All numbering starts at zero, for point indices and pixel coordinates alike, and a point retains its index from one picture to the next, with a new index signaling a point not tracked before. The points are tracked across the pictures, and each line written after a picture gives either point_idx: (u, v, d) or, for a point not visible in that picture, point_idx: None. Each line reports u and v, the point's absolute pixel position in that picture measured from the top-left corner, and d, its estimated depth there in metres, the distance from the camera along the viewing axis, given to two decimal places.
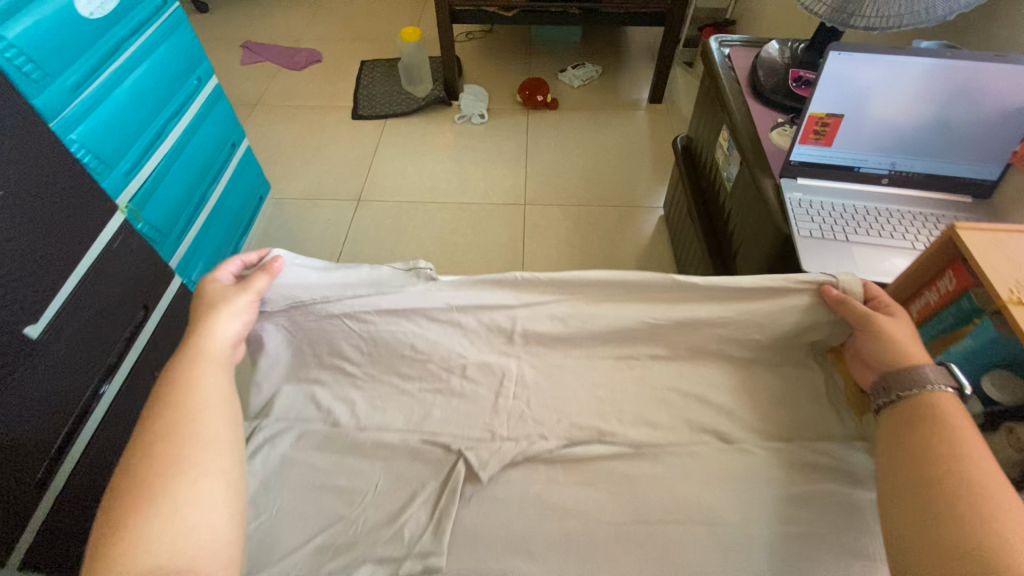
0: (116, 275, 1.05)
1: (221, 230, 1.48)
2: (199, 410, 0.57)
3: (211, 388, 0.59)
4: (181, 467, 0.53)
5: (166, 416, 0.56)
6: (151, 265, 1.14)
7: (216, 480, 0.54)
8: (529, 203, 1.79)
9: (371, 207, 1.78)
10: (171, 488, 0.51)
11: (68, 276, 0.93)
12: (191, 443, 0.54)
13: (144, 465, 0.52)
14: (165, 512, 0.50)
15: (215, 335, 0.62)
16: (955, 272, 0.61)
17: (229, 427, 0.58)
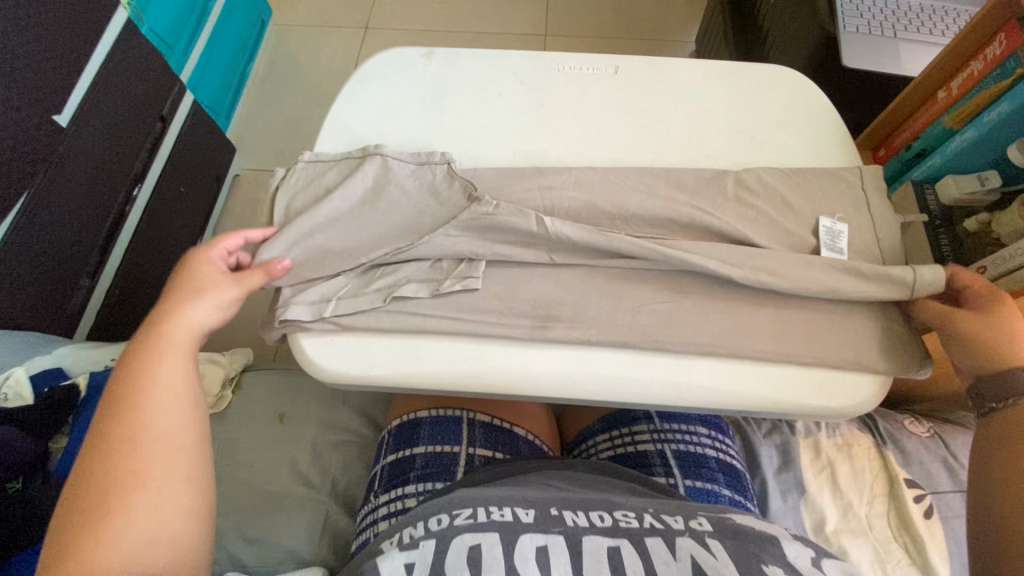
0: (130, 77, 1.00)
1: (227, 47, 1.39)
2: (150, 402, 0.42)
3: (179, 370, 0.44)
4: (139, 477, 0.38)
5: (120, 407, 0.41)
6: (163, 72, 1.08)
7: (181, 484, 0.40)
8: (550, 34, 1.66)
9: (383, 33, 1.65)
10: (136, 488, 0.38)
11: (86, 68, 0.91)
12: (141, 449, 0.40)
13: (92, 454, 0.39)
14: (120, 526, 0.36)
15: (185, 317, 0.46)
16: (1007, 33, 0.56)
17: (189, 425, 0.43)
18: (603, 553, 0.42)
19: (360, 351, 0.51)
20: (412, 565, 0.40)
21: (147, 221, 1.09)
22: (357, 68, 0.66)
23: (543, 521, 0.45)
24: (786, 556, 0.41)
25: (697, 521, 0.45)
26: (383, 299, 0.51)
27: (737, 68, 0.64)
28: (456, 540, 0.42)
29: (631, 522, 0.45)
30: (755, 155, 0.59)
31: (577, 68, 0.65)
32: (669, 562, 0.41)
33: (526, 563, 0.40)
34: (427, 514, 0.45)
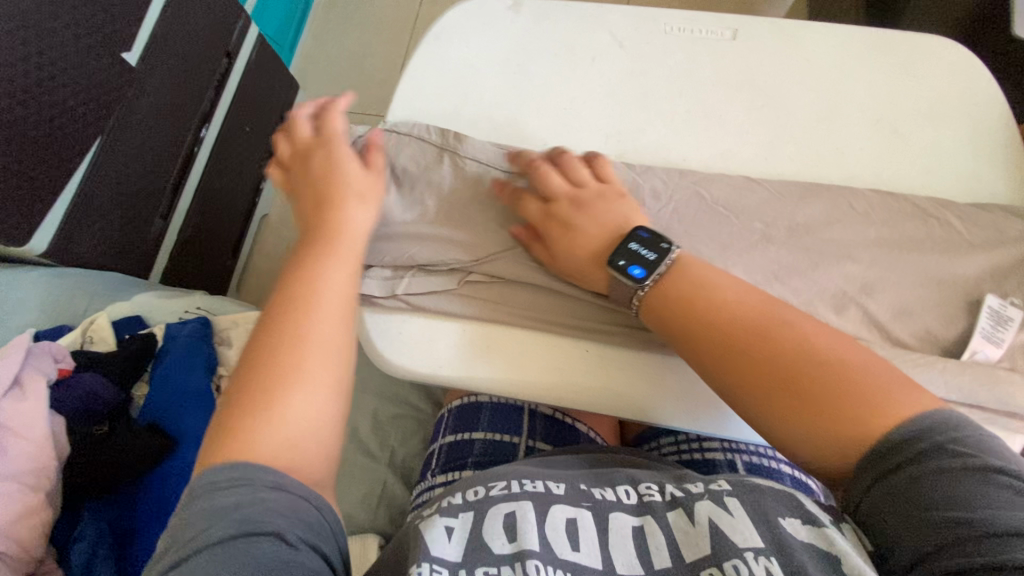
0: (195, 10, 0.97)
1: None
2: (308, 303, 0.41)
3: (338, 273, 0.43)
4: (294, 372, 0.38)
5: (289, 304, 0.41)
6: (226, 5, 1.04)
7: (332, 395, 0.39)
8: None
9: None
10: (291, 387, 0.38)
11: (152, 1, 0.87)
12: (306, 345, 0.39)
13: (268, 341, 0.39)
14: (278, 420, 0.36)
15: (345, 219, 0.46)
16: None
17: (340, 332, 0.41)
18: (629, 532, 0.39)
19: (412, 344, 0.48)
20: (451, 529, 0.39)
21: (215, 163, 1.09)
22: (435, 21, 0.59)
23: (574, 493, 0.42)
24: (806, 511, 0.38)
25: (717, 483, 0.41)
26: (456, 279, 0.49)
27: (885, 37, 0.54)
28: (492, 510, 0.40)
29: (653, 495, 0.41)
30: (896, 152, 0.50)
31: (687, 30, 0.55)
32: (689, 529, 0.38)
33: (557, 535, 0.38)
34: (466, 485, 0.43)
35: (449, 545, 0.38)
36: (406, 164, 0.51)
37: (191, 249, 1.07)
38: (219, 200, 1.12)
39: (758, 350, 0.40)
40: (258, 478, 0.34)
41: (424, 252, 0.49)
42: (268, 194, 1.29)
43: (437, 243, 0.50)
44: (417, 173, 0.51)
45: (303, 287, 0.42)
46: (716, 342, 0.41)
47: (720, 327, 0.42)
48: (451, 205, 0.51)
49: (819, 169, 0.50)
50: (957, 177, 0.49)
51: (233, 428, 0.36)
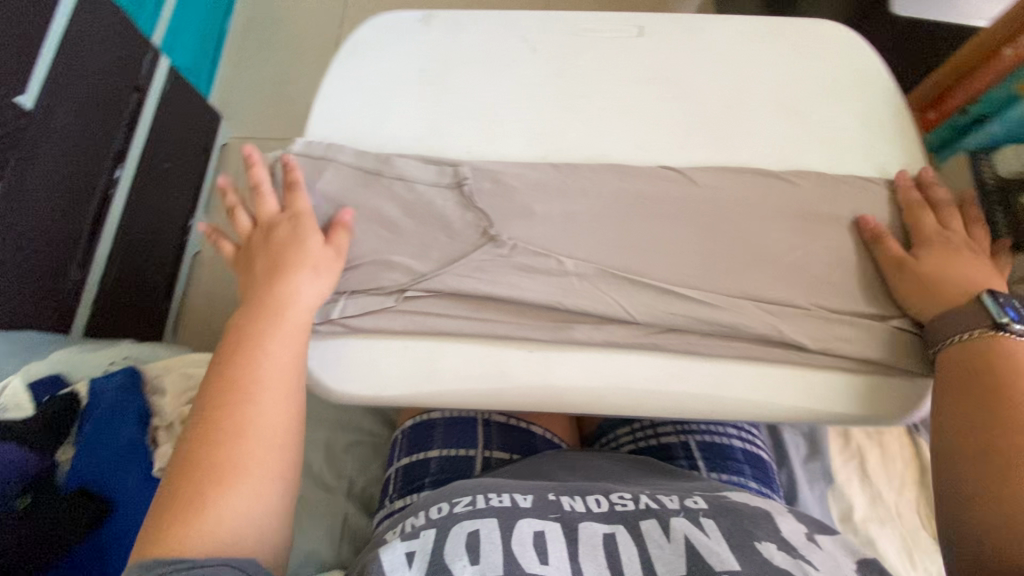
0: (95, 45, 0.92)
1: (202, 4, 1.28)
2: (247, 390, 0.40)
3: (285, 351, 0.43)
4: (239, 463, 0.38)
5: (224, 389, 0.40)
6: (130, 39, 0.99)
7: (280, 484, 0.39)
8: None
9: None
10: (235, 474, 0.37)
11: (46, 40, 0.83)
12: (246, 432, 0.39)
13: (206, 427, 0.39)
14: (223, 508, 0.36)
15: (294, 295, 0.44)
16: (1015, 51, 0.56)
17: (286, 419, 0.41)
18: (599, 538, 0.40)
19: (353, 368, 0.47)
20: (411, 554, 0.38)
21: (135, 204, 1.03)
22: (345, 39, 0.58)
23: (540, 505, 0.43)
24: (780, 531, 0.40)
25: (692, 499, 0.44)
26: (395, 297, 0.48)
27: (778, 24, 0.57)
28: (456, 527, 0.40)
29: (627, 504, 0.43)
30: (800, 130, 0.53)
31: (596, 31, 0.57)
32: (664, 545, 0.40)
33: (524, 548, 0.39)
34: (429, 503, 0.43)
35: (407, 573, 0.37)
36: (327, 187, 0.50)
37: (116, 298, 1.00)
38: (143, 243, 1.06)
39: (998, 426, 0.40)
40: (170, 559, 0.33)
41: (355, 275, 0.48)
42: (197, 231, 1.23)
43: (371, 265, 0.48)
44: (341, 194, 0.50)
45: (223, 369, 0.41)
46: (969, 414, 0.41)
47: (987, 412, 0.40)
48: (376, 223, 0.50)
49: (733, 152, 0.52)
50: (857, 148, 0.53)
51: (173, 514, 0.35)
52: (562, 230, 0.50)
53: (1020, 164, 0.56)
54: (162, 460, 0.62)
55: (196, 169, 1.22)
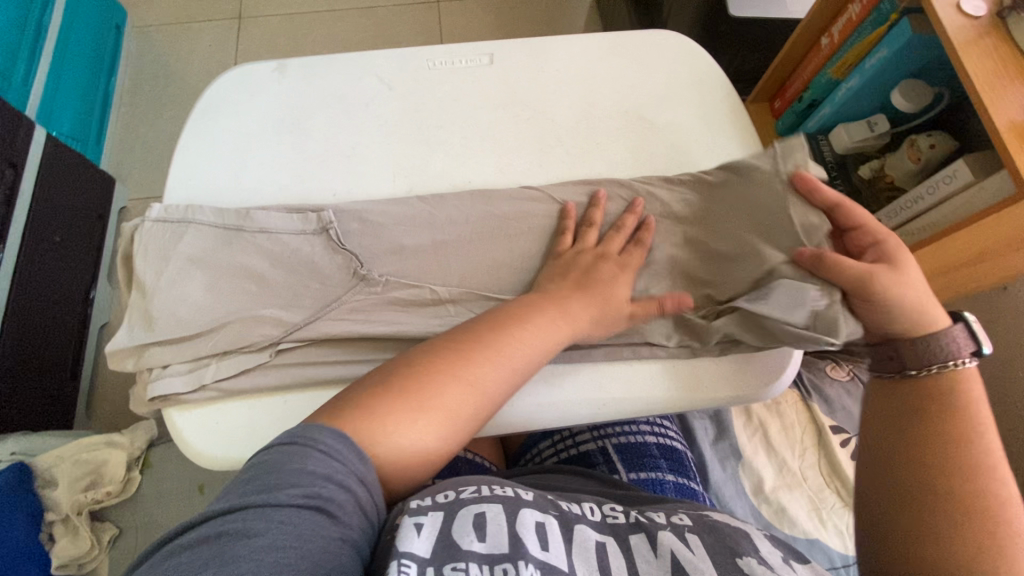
0: None
1: (79, 67, 1.24)
2: (519, 372, 0.42)
3: (553, 331, 0.45)
4: (438, 392, 0.39)
5: (504, 343, 0.43)
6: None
7: (468, 416, 0.40)
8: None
9: (257, 22, 1.46)
10: (433, 397, 0.39)
11: None
12: (471, 369, 0.41)
13: (441, 361, 0.41)
14: (409, 425, 0.38)
15: (564, 309, 0.46)
16: (826, 44, 0.62)
17: (513, 372, 0.42)
18: (591, 544, 0.40)
19: (231, 433, 0.46)
20: (421, 525, 0.37)
21: (24, 285, 0.97)
22: (200, 95, 0.58)
23: (541, 502, 0.43)
24: (759, 552, 0.40)
25: (679, 517, 0.44)
26: (268, 352, 0.47)
27: (617, 39, 0.60)
28: (463, 510, 0.39)
29: (618, 518, 0.44)
30: (648, 135, 0.56)
31: (448, 63, 0.59)
32: (651, 560, 0.39)
33: (527, 532, 0.38)
34: (437, 491, 0.42)
35: (417, 540, 0.36)
36: (191, 250, 0.49)
37: (14, 386, 0.94)
38: (39, 324, 1.00)
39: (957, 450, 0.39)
40: (304, 479, 0.33)
41: (227, 336, 0.47)
42: (103, 302, 1.18)
43: (242, 323, 0.47)
44: (206, 253, 0.49)
45: (513, 330, 0.43)
46: (907, 425, 0.41)
47: (940, 418, 0.40)
48: (241, 279, 0.49)
49: (589, 163, 0.55)
50: (702, 144, 0.56)
51: (389, 417, 0.38)
52: (434, 259, 0.51)
53: (850, 140, 0.61)
54: (60, 555, 0.59)
55: (93, 238, 1.17)
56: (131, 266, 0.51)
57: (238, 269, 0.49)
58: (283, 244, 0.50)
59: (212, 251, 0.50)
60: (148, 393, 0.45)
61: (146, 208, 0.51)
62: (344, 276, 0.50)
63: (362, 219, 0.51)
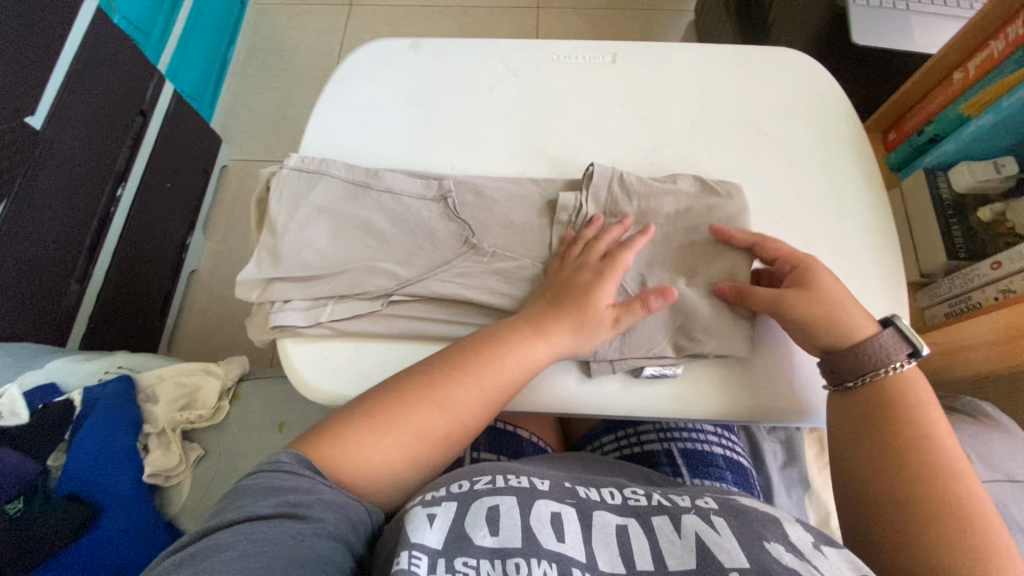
0: (104, 72, 0.97)
1: (206, 34, 1.34)
2: (482, 410, 0.46)
3: (520, 367, 0.47)
4: (395, 424, 0.44)
5: (455, 385, 0.46)
6: (137, 66, 1.05)
7: (417, 451, 0.44)
8: (540, 5, 1.53)
9: (366, 9, 1.54)
10: (389, 431, 0.44)
11: (57, 66, 0.88)
12: (427, 409, 0.45)
13: (401, 398, 0.45)
14: (367, 453, 0.43)
15: (531, 348, 0.47)
16: (956, 81, 0.62)
17: (468, 412, 0.46)
18: (612, 530, 0.41)
19: (345, 370, 0.49)
20: (432, 516, 0.40)
21: (134, 221, 1.06)
22: (341, 62, 0.62)
23: (558, 491, 0.44)
24: (788, 536, 0.40)
25: (703, 500, 0.44)
26: (381, 301, 0.50)
27: (740, 51, 0.61)
28: (476, 502, 0.41)
29: (640, 500, 0.44)
30: (762, 148, 0.57)
31: (572, 57, 0.61)
32: (674, 540, 0.40)
33: (542, 526, 0.40)
34: (450, 480, 0.44)
35: (429, 532, 0.38)
36: (321, 200, 0.53)
37: (114, 312, 1.03)
38: (141, 260, 1.09)
39: (931, 447, 0.43)
40: (284, 485, 0.39)
41: (344, 282, 0.51)
42: (195, 249, 1.26)
43: (359, 272, 0.51)
44: (335, 204, 0.53)
45: (466, 372, 0.46)
46: (897, 439, 0.44)
47: (909, 438, 0.44)
48: (361, 232, 0.52)
49: (700, 167, 0.56)
50: (816, 163, 0.56)
51: (347, 442, 0.43)
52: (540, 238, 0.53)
53: (971, 179, 0.59)
54: (153, 464, 0.64)
55: (196, 189, 1.26)
56: (263, 208, 0.55)
57: (360, 223, 0.53)
58: (403, 205, 0.53)
59: (339, 203, 0.53)
60: (271, 321, 0.49)
61: (285, 156, 0.55)
62: (455, 243, 0.52)
63: (476, 192, 0.54)
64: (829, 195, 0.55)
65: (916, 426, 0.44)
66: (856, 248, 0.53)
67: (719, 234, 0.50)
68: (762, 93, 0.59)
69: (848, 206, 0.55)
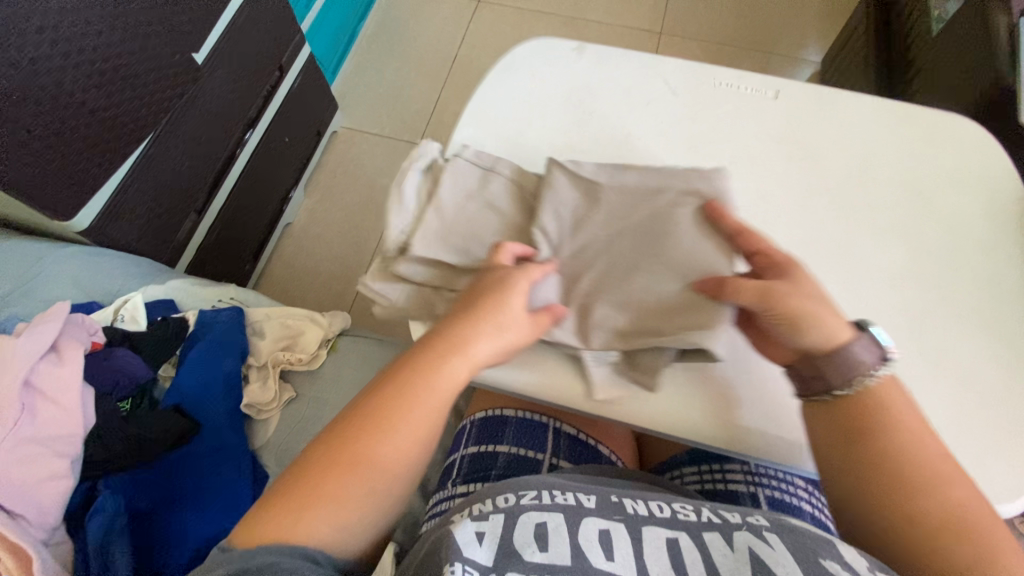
0: (260, 25, 1.04)
1: (344, 5, 1.41)
2: (421, 428, 0.45)
3: (432, 406, 0.45)
4: (344, 470, 0.42)
5: (386, 401, 0.45)
6: (286, 25, 1.12)
7: (374, 484, 0.43)
8: (663, 32, 1.53)
9: (493, 8, 1.58)
10: (337, 477, 0.42)
11: (224, 11, 0.95)
12: (366, 436, 0.43)
13: (337, 437, 0.43)
14: (322, 507, 0.41)
15: (471, 358, 0.45)
16: None
17: (414, 434, 0.44)
18: (663, 544, 0.40)
19: None
20: (481, 534, 0.39)
21: (252, 166, 1.13)
22: (505, 53, 0.64)
23: (605, 506, 0.43)
24: (844, 557, 0.38)
25: (754, 516, 0.42)
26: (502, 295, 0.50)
27: (913, 111, 0.59)
28: (523, 517, 0.41)
29: (689, 514, 0.43)
30: (922, 213, 0.55)
31: (733, 86, 0.61)
32: (727, 554, 0.39)
33: (591, 545, 0.40)
34: (495, 492, 0.44)
35: (479, 550, 0.38)
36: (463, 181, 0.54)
37: (217, 248, 1.08)
38: (249, 204, 1.15)
39: (940, 494, 0.41)
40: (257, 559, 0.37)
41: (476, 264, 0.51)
42: (294, 204, 1.32)
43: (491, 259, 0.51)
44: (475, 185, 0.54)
45: (388, 413, 0.44)
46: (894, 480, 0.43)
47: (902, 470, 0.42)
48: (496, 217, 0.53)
49: (853, 220, 0.54)
50: (979, 239, 0.54)
51: (298, 506, 0.40)
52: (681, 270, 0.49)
53: None
54: (251, 396, 0.67)
55: (307, 148, 1.32)
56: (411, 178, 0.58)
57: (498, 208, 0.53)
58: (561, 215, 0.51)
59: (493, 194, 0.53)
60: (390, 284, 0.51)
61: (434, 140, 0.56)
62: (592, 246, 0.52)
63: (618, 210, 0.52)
64: (989, 273, 0.52)
65: (901, 453, 0.42)
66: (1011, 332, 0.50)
67: (713, 212, 0.49)
68: (929, 157, 0.57)
69: (1009, 288, 0.52)
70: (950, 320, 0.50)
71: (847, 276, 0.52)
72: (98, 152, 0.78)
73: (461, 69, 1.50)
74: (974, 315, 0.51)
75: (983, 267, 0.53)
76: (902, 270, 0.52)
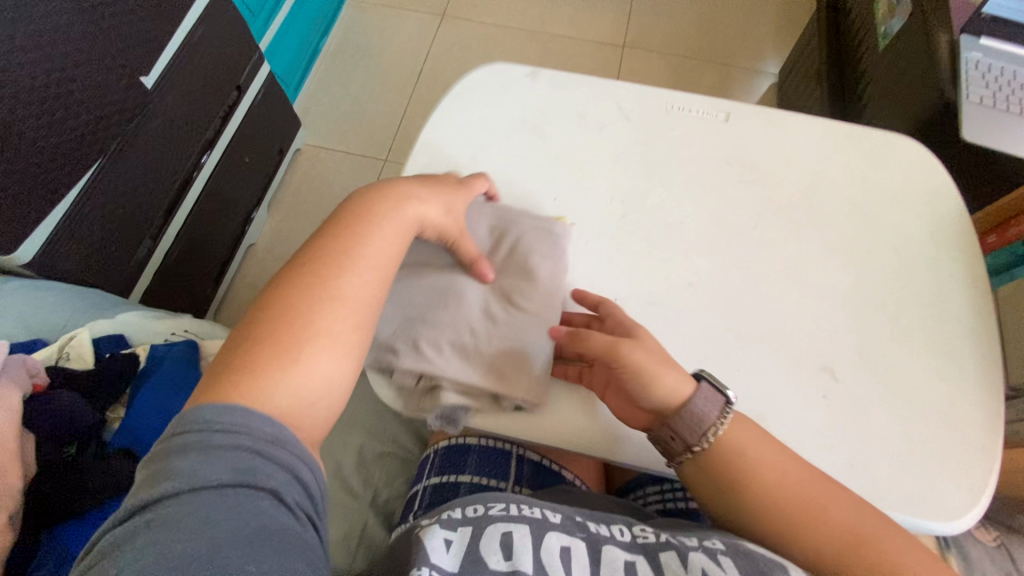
0: (215, 45, 1.02)
1: (305, 22, 1.39)
2: (379, 281, 0.46)
3: (379, 257, 0.47)
4: (309, 331, 0.42)
5: (330, 260, 0.45)
6: (243, 44, 1.10)
7: (345, 337, 0.43)
8: (626, 45, 1.55)
9: (457, 23, 1.58)
10: (304, 338, 0.41)
11: (176, 33, 0.93)
12: (326, 295, 0.43)
13: (289, 297, 0.43)
14: (290, 365, 0.40)
15: (411, 211, 0.50)
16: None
17: (373, 289, 0.46)
18: (620, 565, 0.40)
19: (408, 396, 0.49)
20: (449, 541, 0.39)
21: (210, 188, 1.10)
22: (460, 79, 0.64)
23: (569, 524, 0.43)
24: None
25: (711, 541, 0.43)
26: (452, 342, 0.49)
27: (857, 132, 0.61)
28: (490, 527, 0.41)
29: (648, 537, 0.43)
30: (867, 233, 0.56)
31: (686, 109, 0.62)
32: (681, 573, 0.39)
33: (551, 559, 0.39)
34: (464, 503, 0.44)
35: (445, 557, 0.38)
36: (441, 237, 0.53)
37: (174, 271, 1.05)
38: (208, 226, 1.12)
39: (733, 441, 0.45)
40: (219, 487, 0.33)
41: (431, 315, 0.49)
42: (258, 224, 1.29)
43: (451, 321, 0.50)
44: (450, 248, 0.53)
45: (340, 263, 0.45)
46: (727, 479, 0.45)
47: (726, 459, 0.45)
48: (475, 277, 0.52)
49: (802, 241, 0.55)
50: (922, 256, 0.55)
51: (264, 363, 0.39)
52: (593, 279, 0.54)
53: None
54: None
55: (270, 168, 1.30)
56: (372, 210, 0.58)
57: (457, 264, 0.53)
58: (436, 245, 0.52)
59: None
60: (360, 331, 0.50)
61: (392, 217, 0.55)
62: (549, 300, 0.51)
63: (521, 249, 0.53)
64: (934, 290, 0.54)
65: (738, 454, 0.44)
66: (954, 349, 0.52)
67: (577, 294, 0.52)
68: (874, 177, 0.59)
69: (951, 304, 0.53)
70: (897, 338, 0.52)
71: (797, 294, 0.53)
72: (40, 181, 0.75)
73: (428, 83, 1.50)
74: (920, 333, 0.52)
75: (928, 285, 0.54)
76: (849, 291, 0.53)
